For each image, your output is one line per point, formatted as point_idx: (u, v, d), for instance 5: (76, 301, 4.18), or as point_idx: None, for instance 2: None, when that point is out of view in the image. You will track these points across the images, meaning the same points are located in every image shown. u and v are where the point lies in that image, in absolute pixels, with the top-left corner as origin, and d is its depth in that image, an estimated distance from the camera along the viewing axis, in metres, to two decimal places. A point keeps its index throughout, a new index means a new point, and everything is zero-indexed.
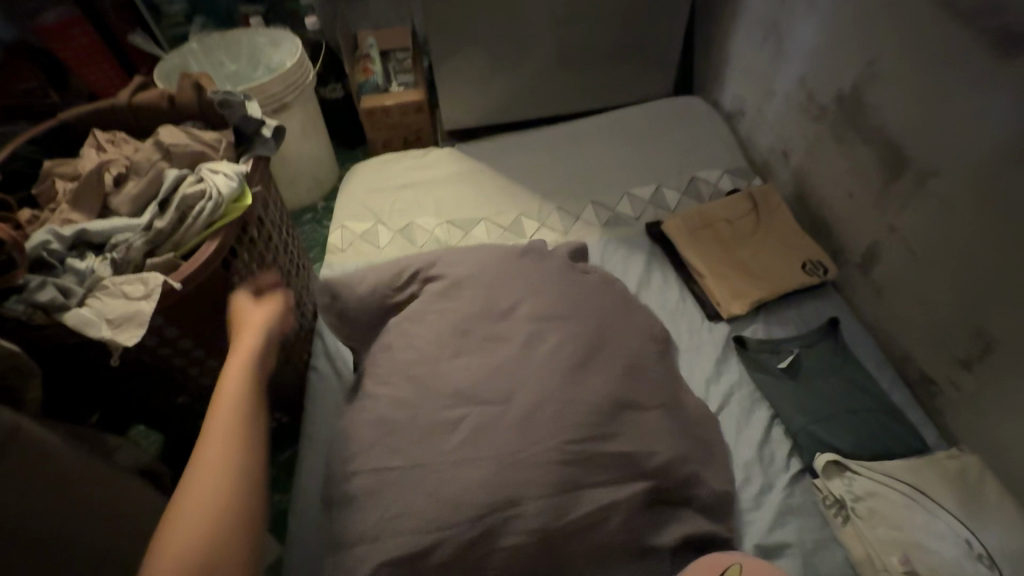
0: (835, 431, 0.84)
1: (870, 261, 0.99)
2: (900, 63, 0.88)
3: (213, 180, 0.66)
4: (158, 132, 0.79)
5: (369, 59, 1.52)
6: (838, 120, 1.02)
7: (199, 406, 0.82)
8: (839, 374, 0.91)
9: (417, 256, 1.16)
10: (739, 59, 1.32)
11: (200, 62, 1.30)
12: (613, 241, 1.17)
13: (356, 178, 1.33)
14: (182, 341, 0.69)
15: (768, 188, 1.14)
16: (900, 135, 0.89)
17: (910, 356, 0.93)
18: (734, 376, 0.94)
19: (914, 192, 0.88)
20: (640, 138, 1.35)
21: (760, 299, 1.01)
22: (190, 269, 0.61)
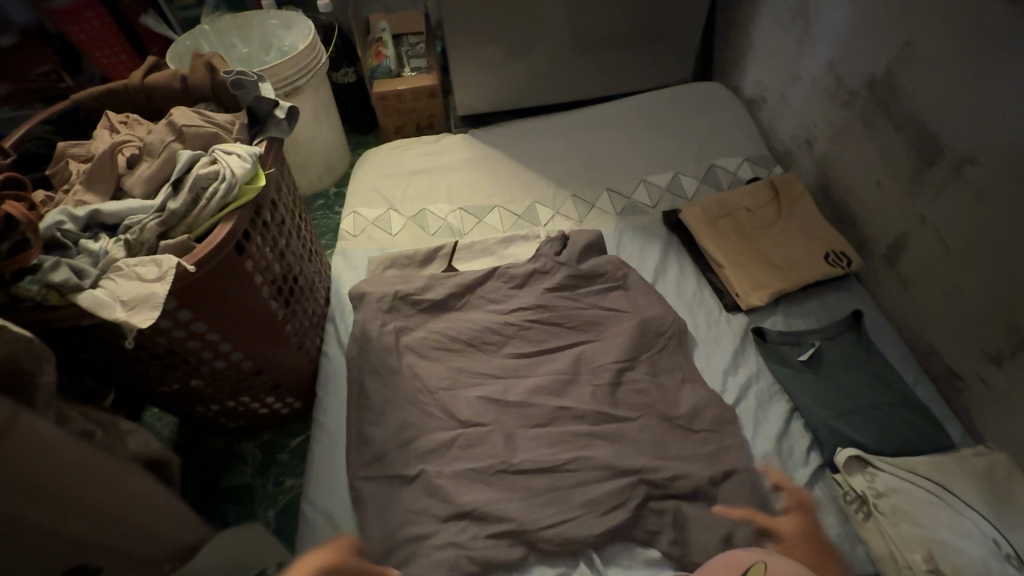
0: (857, 426, 0.82)
1: (896, 252, 0.96)
2: (937, 45, 0.84)
3: (227, 162, 0.64)
4: (171, 113, 0.77)
5: (382, 43, 1.50)
6: (868, 105, 0.99)
7: (212, 391, 0.81)
8: (862, 368, 0.89)
9: (430, 243, 1.14)
10: (760, 44, 1.29)
11: (212, 44, 1.28)
12: (630, 230, 1.14)
13: (368, 163, 1.32)
14: (197, 325, 0.68)
15: (791, 176, 1.11)
16: (934, 120, 0.86)
17: (935, 350, 0.91)
18: (753, 368, 0.92)
19: (948, 180, 0.85)
20: (658, 125, 1.32)
21: (781, 290, 0.98)
22: (204, 251, 0.60)
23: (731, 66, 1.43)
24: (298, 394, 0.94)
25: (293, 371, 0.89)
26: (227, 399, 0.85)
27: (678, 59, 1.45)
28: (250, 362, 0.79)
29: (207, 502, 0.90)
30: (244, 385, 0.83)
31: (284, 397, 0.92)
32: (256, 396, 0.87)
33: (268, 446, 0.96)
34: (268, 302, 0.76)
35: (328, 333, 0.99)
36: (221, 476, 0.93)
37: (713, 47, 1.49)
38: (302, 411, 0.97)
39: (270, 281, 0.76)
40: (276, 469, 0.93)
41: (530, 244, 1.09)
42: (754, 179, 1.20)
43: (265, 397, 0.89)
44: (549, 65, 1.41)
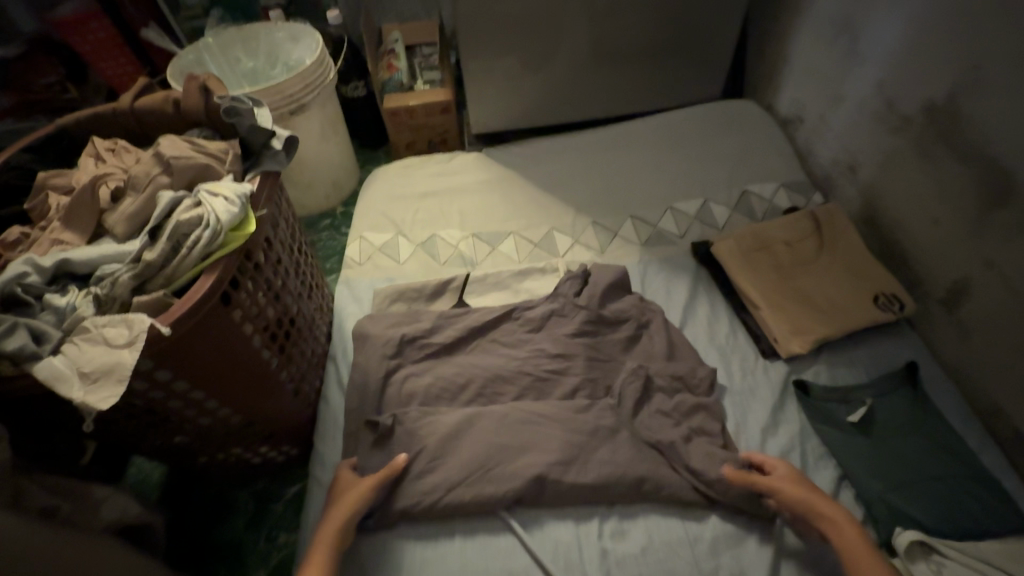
0: (917, 502, 0.72)
1: (956, 298, 0.86)
2: (1012, 71, 0.74)
3: (211, 205, 0.57)
4: (159, 143, 0.71)
5: (394, 56, 1.43)
6: (925, 133, 0.89)
7: (199, 444, 0.74)
8: (921, 432, 0.79)
9: (441, 273, 1.07)
10: (797, 62, 1.19)
11: (216, 58, 1.23)
12: (655, 263, 1.06)
13: (376, 184, 1.25)
14: (178, 383, 0.61)
15: (834, 208, 1.02)
16: (1007, 155, 0.76)
17: (1001, 410, 0.81)
18: (794, 427, 0.83)
19: (1023, 222, 0.75)
20: (685, 147, 1.23)
21: (825, 337, 0.89)
22: (182, 309, 0.53)
23: (763, 83, 1.34)
24: (295, 441, 0.87)
25: (289, 419, 0.82)
26: (217, 451, 0.78)
27: (706, 76, 1.36)
28: (240, 415, 0.72)
29: (195, 558, 0.83)
30: (235, 437, 0.76)
31: (280, 445, 0.86)
32: (249, 446, 0.80)
33: (263, 494, 0.89)
34: (260, 352, 0.69)
35: (328, 374, 0.92)
36: (213, 527, 0.86)
37: (743, 63, 1.40)
38: (300, 457, 0.91)
39: (262, 328, 0.69)
40: (270, 521, 0.86)
41: (547, 278, 1.01)
42: (791, 208, 1.11)
43: (259, 447, 0.82)
44: (569, 81, 1.33)
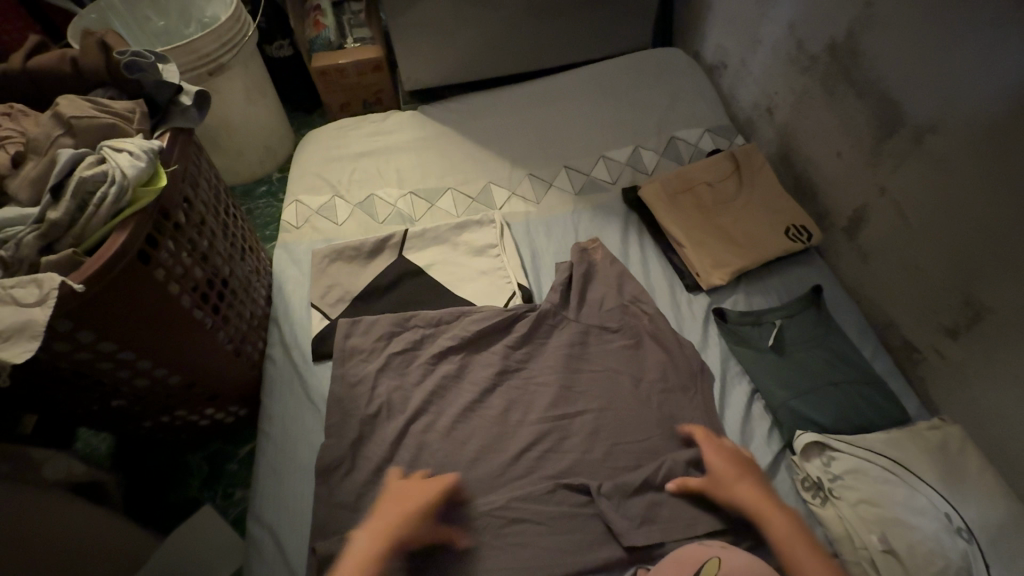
0: (815, 406, 0.81)
1: (856, 224, 0.94)
2: (899, 5, 0.80)
3: (115, 160, 0.56)
4: (57, 103, 0.67)
5: (320, 13, 1.38)
6: (829, 71, 0.95)
7: (139, 408, 0.75)
8: (820, 345, 0.87)
9: (380, 232, 1.08)
10: (720, 8, 1.23)
11: (123, 16, 1.15)
12: (589, 211, 1.10)
13: (310, 146, 1.23)
14: (104, 343, 0.61)
15: (751, 147, 1.08)
16: (897, 87, 0.83)
17: (892, 322, 0.91)
18: (716, 352, 0.90)
19: (908, 149, 0.83)
20: (617, 97, 1.26)
21: (743, 268, 0.96)
22: (95, 264, 0.53)
23: (689, 35, 1.38)
24: (242, 402, 0.88)
25: (229, 379, 0.82)
26: (160, 414, 0.79)
27: (636, 27, 1.38)
28: (178, 375, 0.73)
29: (152, 518, 0.85)
30: (175, 400, 0.77)
31: (226, 406, 0.86)
32: (192, 408, 0.81)
33: (216, 456, 0.91)
34: (191, 311, 0.69)
35: (272, 335, 0.93)
36: (170, 488, 0.88)
37: (670, 15, 1.43)
38: (249, 417, 0.92)
39: (191, 288, 0.69)
40: (224, 480, 0.89)
41: (485, 230, 1.03)
42: (715, 150, 1.16)
43: (204, 408, 0.83)
44: (502, 36, 1.33)
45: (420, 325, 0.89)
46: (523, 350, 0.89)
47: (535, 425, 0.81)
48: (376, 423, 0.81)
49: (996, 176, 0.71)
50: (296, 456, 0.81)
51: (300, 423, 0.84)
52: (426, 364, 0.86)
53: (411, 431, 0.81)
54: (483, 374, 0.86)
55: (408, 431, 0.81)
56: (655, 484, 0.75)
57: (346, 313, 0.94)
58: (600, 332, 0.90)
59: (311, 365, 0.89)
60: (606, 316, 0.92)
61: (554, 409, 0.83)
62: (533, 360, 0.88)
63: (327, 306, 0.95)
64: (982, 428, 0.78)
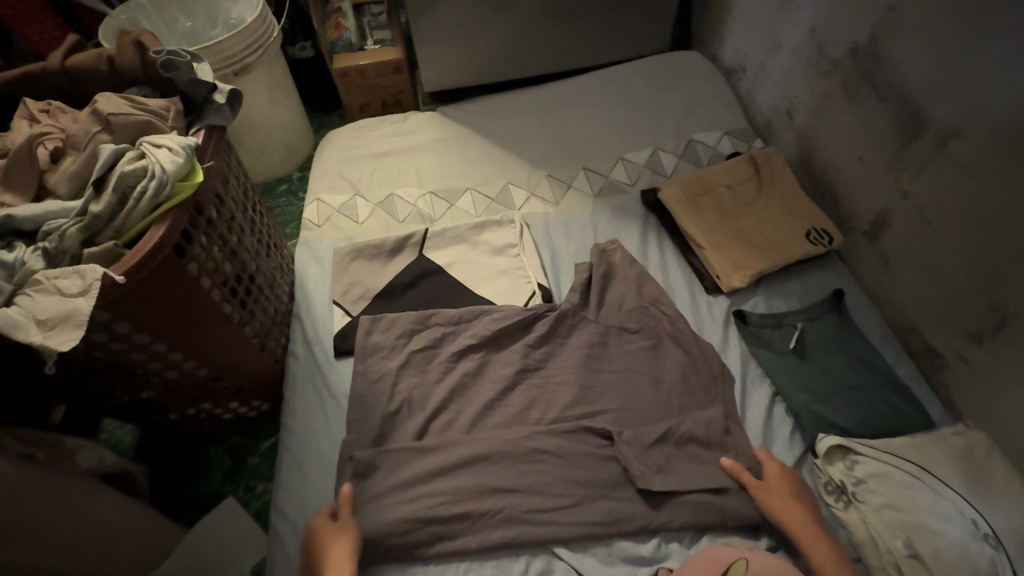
0: (837, 410, 0.81)
1: (878, 228, 0.94)
2: (924, 10, 0.80)
3: (155, 156, 0.58)
4: (96, 100, 0.69)
5: (341, 14, 1.40)
6: (851, 75, 0.95)
7: (168, 401, 0.76)
8: (842, 349, 0.87)
9: (400, 231, 1.09)
10: (739, 11, 1.23)
11: (151, 18, 1.17)
12: (607, 212, 1.10)
13: (331, 146, 1.24)
14: (138, 336, 0.62)
15: (771, 150, 1.08)
16: (921, 91, 0.82)
17: (915, 327, 0.90)
18: (736, 354, 0.90)
19: (931, 153, 0.82)
20: (635, 99, 1.26)
21: (763, 271, 0.96)
22: (136, 257, 0.55)
23: (706, 39, 1.39)
24: (266, 397, 0.89)
25: (254, 375, 0.84)
26: (187, 407, 0.80)
27: (653, 31, 1.39)
28: (206, 369, 0.74)
29: (175, 510, 0.86)
30: (202, 393, 0.78)
31: (250, 401, 0.88)
32: (218, 402, 0.82)
33: (238, 450, 0.92)
34: (220, 306, 0.70)
35: (294, 331, 0.94)
36: (192, 482, 0.89)
37: (688, 20, 1.44)
38: (272, 412, 0.93)
39: (220, 283, 0.71)
40: (246, 474, 0.89)
41: (504, 230, 1.04)
42: (734, 153, 1.16)
43: (229, 402, 0.84)
44: (520, 39, 1.34)
45: (440, 324, 0.90)
46: (543, 350, 0.89)
47: (555, 424, 0.82)
48: (397, 419, 0.82)
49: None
50: (319, 450, 0.82)
51: (322, 419, 0.85)
52: (447, 362, 0.87)
53: (432, 428, 0.81)
54: (503, 372, 0.86)
55: (430, 428, 0.82)
56: (676, 486, 0.75)
57: (367, 311, 0.95)
58: (620, 333, 0.91)
59: (333, 361, 0.90)
60: (626, 317, 0.92)
61: (574, 409, 0.83)
62: (553, 360, 0.88)
63: (349, 303, 0.96)
64: (1007, 434, 0.77)
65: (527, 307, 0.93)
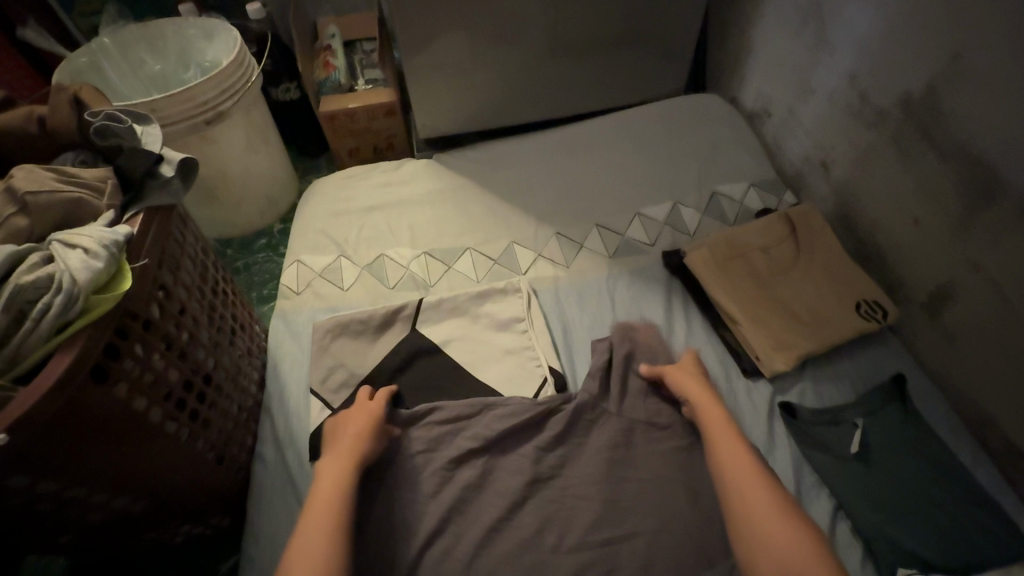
0: (916, 534, 0.67)
1: (941, 303, 0.82)
2: (997, 63, 0.69)
3: (65, 260, 0.44)
4: (12, 174, 0.56)
5: (330, 52, 1.29)
6: (902, 129, 0.84)
7: (99, 541, 0.62)
8: (911, 451, 0.74)
9: (391, 299, 0.96)
10: (762, 52, 1.13)
11: (116, 60, 1.06)
12: (625, 276, 0.98)
13: (314, 198, 1.12)
14: (45, 487, 0.48)
15: (808, 207, 0.96)
16: (994, 152, 0.71)
17: (992, 421, 0.77)
18: (784, 454, 0.77)
19: (1011, 225, 0.70)
20: (650, 146, 1.16)
21: (809, 351, 0.83)
22: (27, 401, 0.41)
23: (724, 78, 1.29)
24: (227, 511, 0.75)
25: (211, 492, 0.69)
26: (127, 541, 0.65)
27: (667, 72, 1.29)
28: (145, 501, 0.60)
29: None
30: (142, 525, 0.64)
31: (208, 518, 0.73)
32: (165, 529, 0.67)
33: None
34: (162, 424, 0.57)
35: (263, 428, 0.80)
36: None
37: (704, 58, 1.34)
38: (236, 526, 0.78)
39: (163, 397, 0.57)
40: None
41: (509, 300, 0.91)
42: (763, 208, 1.04)
43: (179, 526, 0.69)
44: (524, 81, 1.24)
45: (436, 421, 0.76)
46: (558, 453, 0.75)
47: (575, 554, 0.67)
48: (384, 550, 0.67)
49: None
50: None
51: None
52: (444, 470, 0.73)
53: (425, 562, 0.67)
54: (511, 483, 0.72)
55: (423, 560, 0.67)
56: None
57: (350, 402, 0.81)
58: (647, 431, 0.77)
59: (307, 469, 0.76)
60: (653, 410, 0.78)
61: (598, 532, 0.69)
62: (569, 466, 0.75)
63: (329, 392, 0.82)
64: None
65: (537, 397, 0.79)
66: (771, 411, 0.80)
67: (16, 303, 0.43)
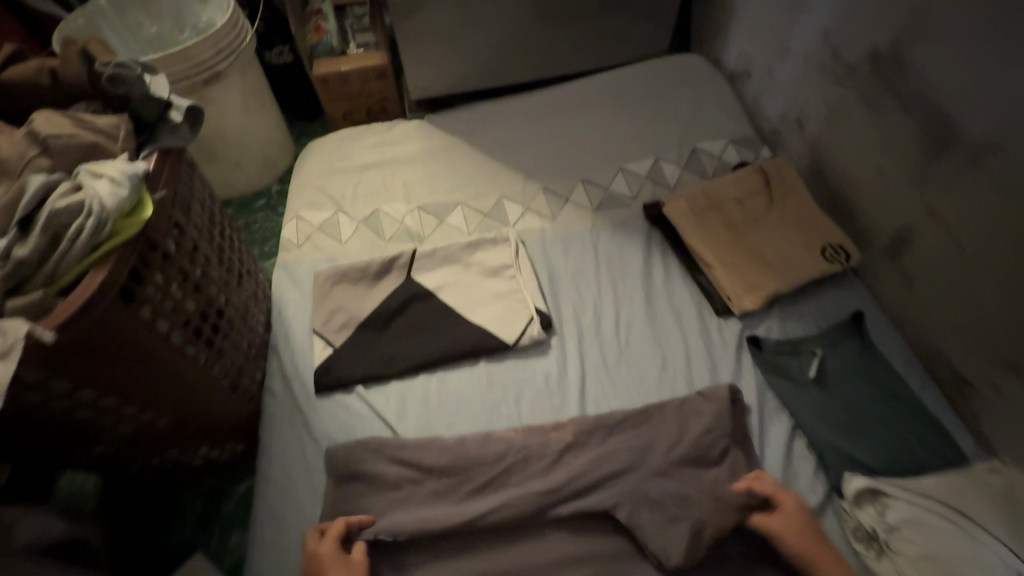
0: (863, 446, 0.75)
1: (899, 245, 0.88)
2: (954, 14, 0.73)
3: (92, 188, 0.50)
4: (32, 119, 0.60)
5: (322, 16, 1.32)
6: (869, 81, 0.89)
7: (127, 454, 0.69)
8: (863, 377, 0.81)
9: (386, 251, 1.01)
10: (744, 11, 1.17)
11: (112, 22, 1.08)
12: (608, 227, 1.03)
13: (311, 158, 1.16)
14: (83, 392, 0.55)
15: (780, 160, 1.01)
16: (947, 100, 0.76)
17: (940, 351, 0.84)
18: (750, 382, 0.84)
19: (961, 168, 0.76)
20: (635, 105, 1.20)
21: (776, 291, 0.89)
22: (68, 308, 0.47)
23: (708, 40, 1.32)
24: (240, 439, 0.82)
25: (225, 417, 0.76)
26: (151, 457, 0.72)
27: (653, 33, 1.32)
28: (168, 418, 0.66)
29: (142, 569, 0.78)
30: (165, 443, 0.71)
31: (223, 444, 0.80)
32: (185, 450, 0.74)
33: (212, 496, 0.86)
34: (182, 347, 0.63)
35: (270, 366, 0.86)
36: (160, 533, 0.81)
37: (690, 20, 1.37)
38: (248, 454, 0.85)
39: (181, 323, 0.63)
40: (220, 522, 0.84)
41: (498, 249, 0.97)
42: (741, 162, 1.10)
43: (197, 448, 0.76)
44: (513, 43, 1.27)
45: None
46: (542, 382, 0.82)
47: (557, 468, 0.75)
48: (385, 467, 0.74)
49: None
50: (297, 501, 0.75)
51: (303, 467, 0.77)
52: None
53: (421, 477, 0.73)
54: None
55: (420, 475, 0.74)
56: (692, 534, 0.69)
57: (350, 342, 0.87)
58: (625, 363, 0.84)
59: (314, 400, 0.83)
60: None
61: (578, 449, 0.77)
62: None
63: (331, 333, 0.88)
64: None
65: (524, 335, 0.86)
66: (739, 346, 0.87)
67: (51, 226, 0.48)
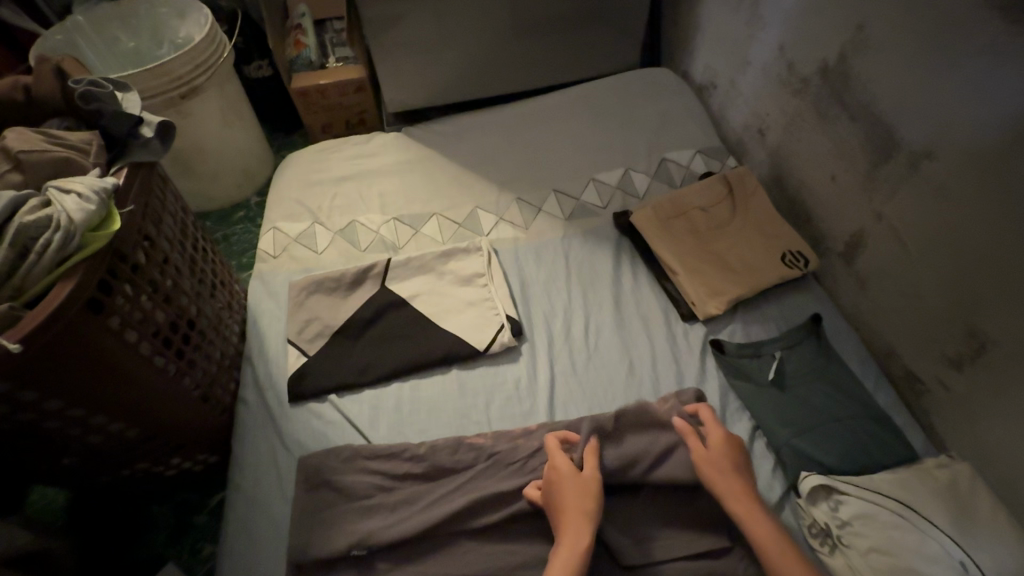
0: (819, 444, 0.78)
1: (853, 250, 0.92)
2: (893, 32, 0.78)
3: (62, 203, 0.51)
4: (4, 136, 0.62)
5: (301, 31, 1.33)
6: (821, 94, 0.93)
7: (96, 465, 0.69)
8: (820, 378, 0.84)
9: (362, 260, 1.03)
10: (708, 27, 1.21)
11: (90, 38, 1.10)
12: (579, 235, 1.06)
13: (288, 170, 1.18)
14: (50, 403, 0.56)
15: (743, 169, 1.05)
16: (890, 112, 0.81)
17: (893, 351, 0.87)
18: (713, 385, 0.87)
19: (904, 177, 0.80)
20: (605, 117, 1.23)
21: (739, 296, 0.93)
22: (35, 320, 0.48)
23: (677, 53, 1.37)
24: (213, 449, 0.82)
25: (197, 428, 0.77)
26: (121, 468, 0.73)
27: (624, 48, 1.36)
28: (138, 428, 0.67)
29: None
30: (136, 454, 0.72)
31: (196, 454, 0.81)
32: (156, 460, 0.75)
33: (185, 507, 0.85)
34: (151, 359, 0.64)
35: (244, 376, 0.87)
36: (132, 545, 0.81)
37: (659, 35, 1.42)
38: (222, 464, 0.86)
39: (151, 334, 0.64)
40: (193, 534, 0.83)
41: (471, 258, 0.99)
42: (707, 172, 1.13)
43: (169, 459, 0.77)
44: (488, 57, 1.30)
45: None
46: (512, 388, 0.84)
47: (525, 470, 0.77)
48: (358, 473, 0.76)
49: (996, 206, 0.68)
50: (269, 509, 0.76)
51: (275, 475, 0.78)
52: None
53: (391, 482, 0.75)
54: None
55: (391, 478, 0.76)
56: (655, 532, 0.71)
57: (324, 350, 0.89)
58: None
59: (287, 408, 0.84)
60: None
61: None
62: None
63: (305, 342, 0.89)
64: (991, 465, 0.75)
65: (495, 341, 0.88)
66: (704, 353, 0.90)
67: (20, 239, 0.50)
